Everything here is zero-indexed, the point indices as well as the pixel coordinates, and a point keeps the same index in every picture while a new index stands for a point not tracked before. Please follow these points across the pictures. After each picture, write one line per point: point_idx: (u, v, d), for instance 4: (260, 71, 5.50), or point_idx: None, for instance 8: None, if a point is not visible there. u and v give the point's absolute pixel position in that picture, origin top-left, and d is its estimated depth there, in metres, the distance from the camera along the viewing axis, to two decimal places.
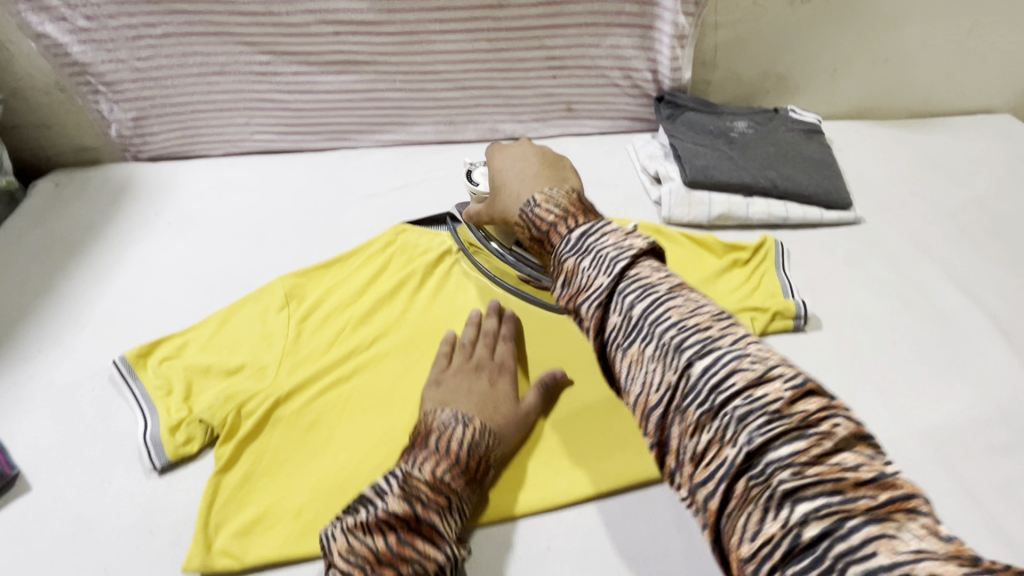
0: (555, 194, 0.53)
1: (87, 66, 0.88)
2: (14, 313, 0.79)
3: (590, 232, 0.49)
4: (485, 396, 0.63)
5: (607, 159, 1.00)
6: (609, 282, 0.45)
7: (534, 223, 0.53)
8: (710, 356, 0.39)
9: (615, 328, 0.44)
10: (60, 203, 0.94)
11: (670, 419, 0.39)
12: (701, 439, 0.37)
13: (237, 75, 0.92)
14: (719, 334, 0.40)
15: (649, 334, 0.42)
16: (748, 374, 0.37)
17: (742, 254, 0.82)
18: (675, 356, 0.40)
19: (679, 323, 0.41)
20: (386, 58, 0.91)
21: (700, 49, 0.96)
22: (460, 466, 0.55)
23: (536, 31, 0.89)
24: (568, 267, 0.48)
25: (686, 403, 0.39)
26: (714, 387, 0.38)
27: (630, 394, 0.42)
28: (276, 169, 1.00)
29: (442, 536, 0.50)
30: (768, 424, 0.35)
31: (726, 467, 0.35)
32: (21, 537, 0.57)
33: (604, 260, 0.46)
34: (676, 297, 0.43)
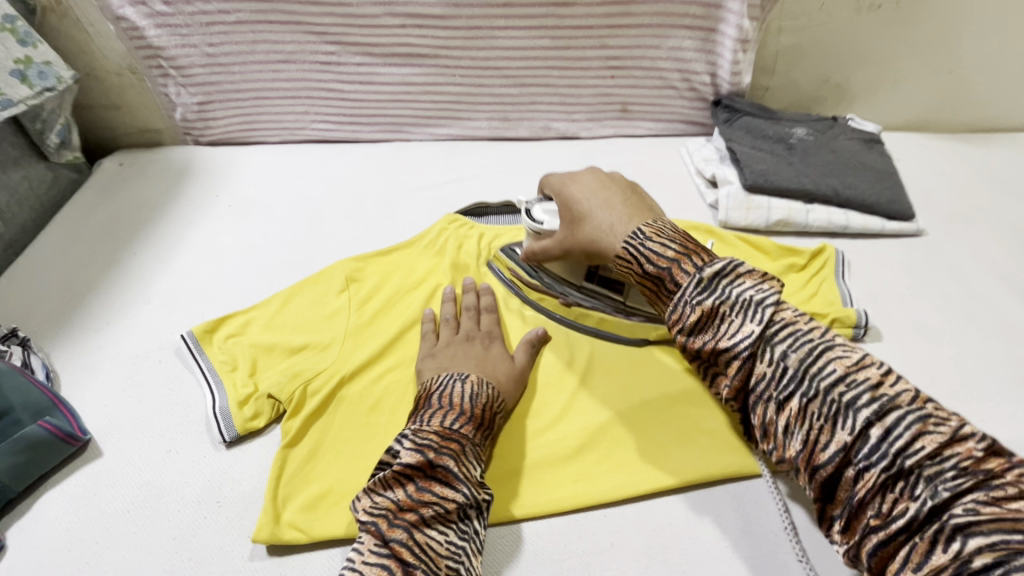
0: (664, 228, 0.55)
1: (160, 50, 0.91)
2: (82, 285, 0.81)
3: (722, 272, 0.50)
4: (484, 360, 0.65)
5: (659, 161, 0.99)
6: (756, 329, 0.47)
7: (647, 259, 0.54)
8: (890, 415, 0.41)
9: (765, 378, 0.47)
10: (125, 181, 0.97)
11: (842, 470, 0.43)
12: (878, 496, 0.41)
13: (302, 63, 0.93)
14: (886, 385, 0.42)
15: (810, 387, 0.44)
16: (934, 437, 0.40)
17: (796, 257, 0.82)
18: (847, 415, 0.42)
19: (846, 378, 0.43)
20: (448, 52, 0.92)
21: (761, 54, 0.95)
22: (467, 415, 0.57)
23: (599, 31, 0.90)
24: (704, 309, 0.49)
25: (859, 460, 0.42)
26: (898, 450, 0.40)
27: (788, 446, 0.45)
28: (332, 158, 1.01)
29: (460, 478, 0.51)
30: (957, 479, 0.38)
31: (907, 519, 0.39)
32: (94, 499, 0.59)
33: (745, 304, 0.48)
34: (835, 348, 0.46)
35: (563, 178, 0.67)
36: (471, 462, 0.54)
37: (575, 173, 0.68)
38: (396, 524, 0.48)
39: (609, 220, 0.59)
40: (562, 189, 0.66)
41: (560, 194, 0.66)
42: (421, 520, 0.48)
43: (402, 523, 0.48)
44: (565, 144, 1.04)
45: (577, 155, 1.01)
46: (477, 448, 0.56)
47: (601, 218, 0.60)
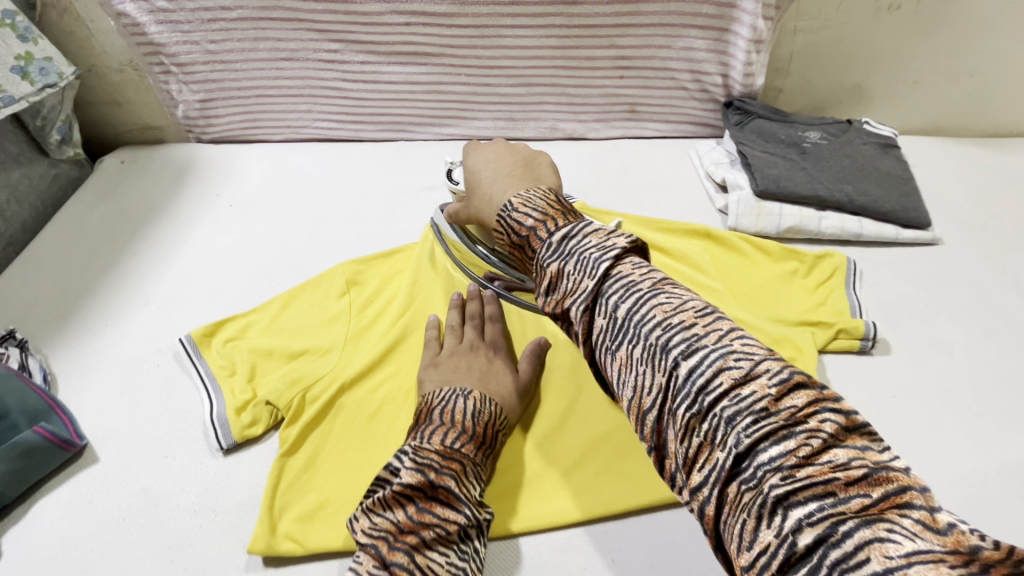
0: (532, 196, 0.49)
1: (162, 47, 0.90)
2: (82, 284, 0.80)
3: (571, 234, 0.44)
4: (490, 374, 0.63)
5: (668, 164, 0.97)
6: (591, 286, 0.40)
7: (513, 229, 0.49)
8: (695, 355, 0.35)
9: (598, 329, 0.40)
10: (126, 179, 0.96)
11: (663, 422, 0.36)
12: (694, 446, 0.34)
13: (305, 61, 0.92)
14: (700, 326, 0.37)
15: (632, 334, 0.38)
16: (734, 374, 0.34)
17: (799, 261, 0.80)
18: (663, 359, 0.36)
19: (663, 321, 0.37)
20: (454, 51, 0.91)
21: (775, 54, 0.93)
22: (468, 433, 0.56)
23: (609, 30, 0.88)
24: (552, 272, 0.43)
25: (674, 408, 0.35)
26: (700, 389, 0.34)
27: (620, 396, 0.39)
28: (335, 157, 1.00)
29: (461, 499, 0.50)
30: (757, 424, 0.32)
31: (716, 470, 0.33)
32: (89, 506, 0.58)
33: (589, 263, 0.41)
34: (663, 293, 0.39)
35: (470, 149, 0.64)
36: (472, 482, 0.53)
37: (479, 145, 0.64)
38: (396, 547, 0.47)
39: (492, 190, 0.56)
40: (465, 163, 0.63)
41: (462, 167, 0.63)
42: (422, 543, 0.47)
43: (403, 546, 0.47)
44: (572, 145, 1.02)
45: (583, 156, 0.99)
46: (478, 468, 0.55)
47: (487, 191, 0.56)
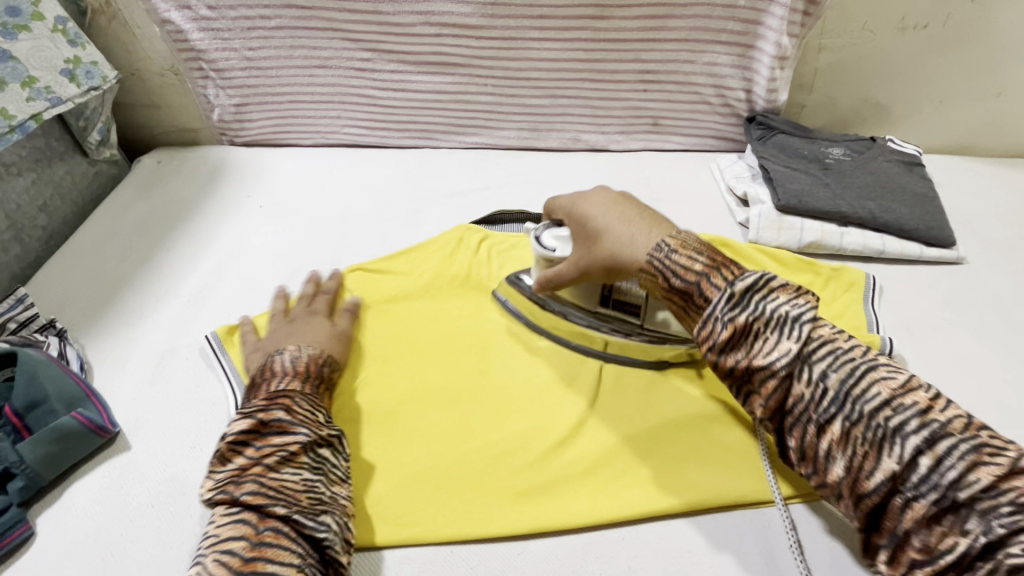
0: (689, 240, 0.55)
1: (202, 53, 0.94)
2: (116, 278, 0.83)
3: (756, 289, 0.49)
4: (299, 333, 0.68)
5: (689, 176, 0.98)
6: (796, 348, 0.47)
7: (675, 272, 0.53)
8: (944, 443, 0.42)
9: (803, 401, 0.47)
10: (161, 179, 0.99)
11: (891, 501, 0.44)
12: (930, 531, 0.42)
13: (338, 69, 0.95)
14: (936, 411, 0.43)
15: (854, 413, 0.45)
16: (992, 470, 0.40)
17: (815, 273, 0.80)
18: (897, 443, 0.43)
19: (891, 401, 0.44)
20: (482, 62, 0.93)
21: (798, 71, 0.94)
22: (292, 374, 0.61)
23: (634, 44, 0.89)
24: (739, 327, 0.48)
25: (911, 492, 0.42)
26: (951, 481, 0.41)
27: (830, 470, 0.46)
28: (362, 162, 1.02)
29: (291, 422, 0.55)
30: (1014, 515, 0.39)
31: (957, 555, 0.41)
32: (120, 492, 0.60)
33: (787, 323, 0.48)
34: (876, 367, 0.46)
35: (571, 197, 0.65)
36: (307, 408, 0.58)
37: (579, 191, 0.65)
38: (242, 482, 0.50)
39: (631, 233, 0.57)
40: (575, 205, 0.63)
41: (572, 211, 0.63)
42: (267, 468, 0.51)
43: (249, 478, 0.51)
44: (593, 157, 1.03)
45: (604, 168, 1.00)
46: (311, 397, 0.59)
47: (619, 235, 0.58)
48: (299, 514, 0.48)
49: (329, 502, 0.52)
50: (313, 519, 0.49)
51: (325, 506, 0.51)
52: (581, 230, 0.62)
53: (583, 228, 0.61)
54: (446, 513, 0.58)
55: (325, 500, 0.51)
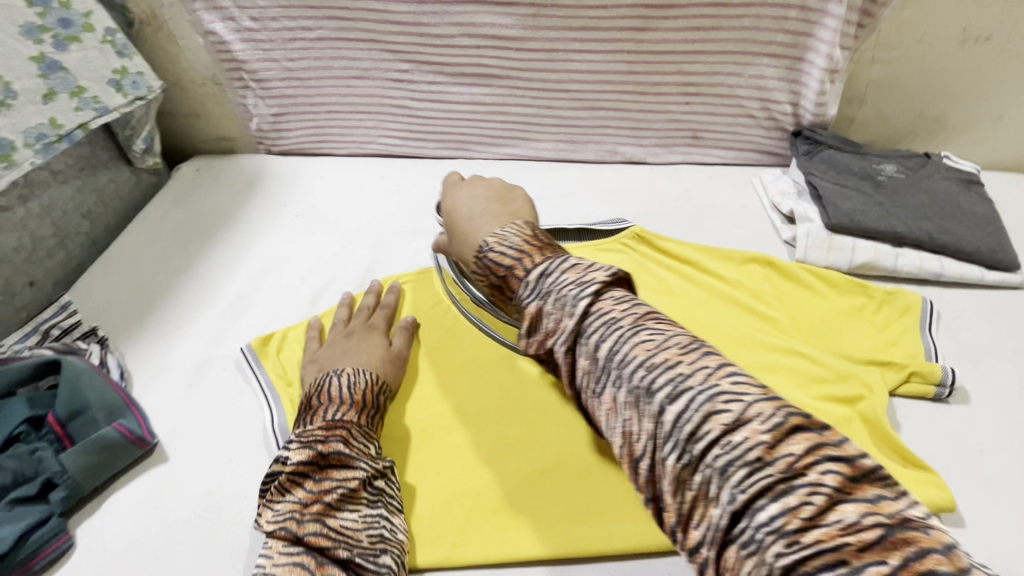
0: (507, 234, 0.52)
1: (244, 63, 0.95)
2: (156, 286, 0.84)
3: (547, 272, 0.47)
4: (352, 352, 0.68)
5: (731, 191, 0.95)
6: (574, 325, 0.43)
7: (489, 269, 0.51)
8: (681, 399, 0.36)
9: (585, 372, 0.43)
10: (199, 186, 1.00)
11: (655, 471, 0.38)
12: (684, 498, 0.36)
13: (376, 80, 0.95)
14: (684, 364, 0.38)
15: (613, 376, 0.40)
16: (723, 419, 0.35)
17: (868, 296, 0.76)
18: (646, 400, 0.38)
19: (644, 360, 0.39)
20: (521, 73, 0.92)
21: (850, 84, 0.90)
22: (350, 403, 0.61)
23: (678, 56, 0.87)
24: (531, 313, 0.46)
25: (664, 456, 0.37)
26: (687, 436, 0.36)
27: (612, 444, 0.41)
28: (396, 172, 1.02)
29: (351, 457, 0.56)
30: (751, 477, 0.33)
31: (714, 531, 0.34)
32: (158, 505, 0.60)
33: (567, 299, 0.44)
34: (642, 329, 0.41)
35: (443, 191, 0.65)
36: (362, 441, 0.58)
37: (456, 184, 0.65)
38: (305, 520, 0.51)
39: (472, 228, 0.57)
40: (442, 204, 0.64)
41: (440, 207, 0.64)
42: (328, 507, 0.52)
43: (312, 518, 0.52)
44: (631, 170, 1.01)
45: (642, 181, 0.98)
46: (366, 428, 0.60)
47: (466, 230, 0.58)
48: (360, 557, 0.50)
49: (389, 539, 0.53)
50: (375, 561, 0.50)
51: (385, 545, 0.52)
52: (446, 230, 0.61)
53: (446, 224, 0.62)
54: (481, 533, 0.58)
55: (384, 538, 0.53)
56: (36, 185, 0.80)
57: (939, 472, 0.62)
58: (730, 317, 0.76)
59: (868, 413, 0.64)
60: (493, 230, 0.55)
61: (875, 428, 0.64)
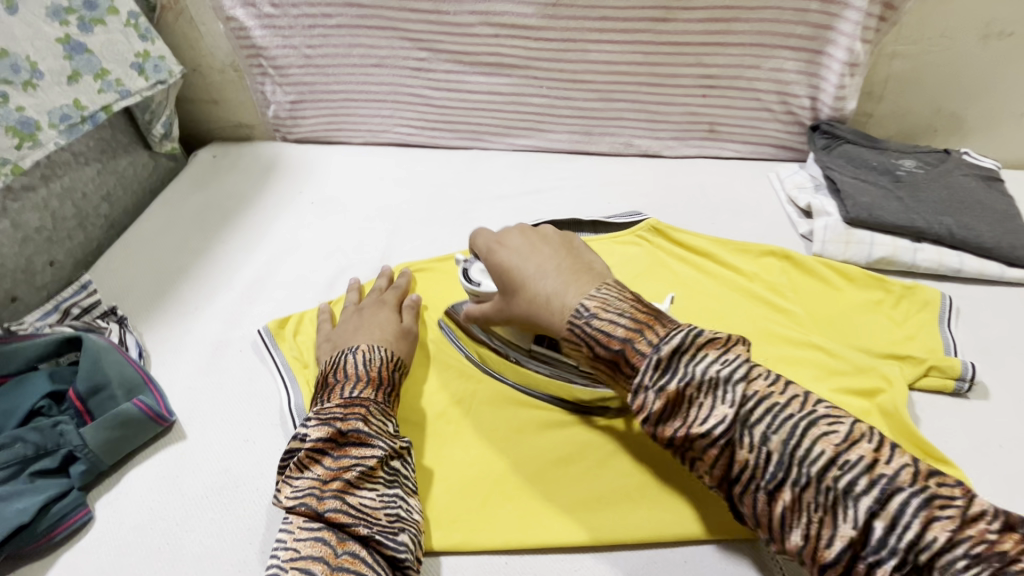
0: (610, 300, 0.51)
1: (263, 50, 0.95)
2: (173, 269, 0.85)
3: (681, 350, 0.46)
4: (364, 327, 0.68)
5: (746, 185, 0.95)
6: (730, 412, 0.43)
7: (598, 340, 0.49)
8: (895, 499, 0.39)
9: (750, 467, 0.43)
10: (216, 173, 1.01)
11: (855, 571, 0.39)
12: None
13: (394, 68, 0.95)
14: (883, 463, 0.40)
15: (803, 476, 0.41)
16: (946, 523, 0.38)
17: (885, 291, 0.76)
18: (851, 506, 0.39)
19: (836, 458, 0.41)
20: (539, 63, 0.92)
21: (869, 79, 0.90)
22: (366, 381, 0.60)
23: (697, 48, 0.87)
24: (670, 396, 0.45)
25: (871, 557, 0.39)
26: (908, 544, 0.38)
27: (788, 543, 0.42)
28: (411, 161, 1.02)
29: (370, 435, 0.55)
30: (975, 573, 0.36)
31: None
32: (176, 482, 0.60)
33: (713, 382, 0.44)
34: (815, 420, 0.43)
35: (488, 244, 0.62)
36: (381, 419, 0.58)
37: (501, 235, 0.63)
38: (325, 496, 0.51)
39: (553, 289, 0.54)
40: (490, 260, 0.61)
41: (487, 261, 0.61)
42: (348, 484, 0.52)
43: (332, 494, 0.51)
44: (646, 162, 1.01)
45: (658, 174, 0.98)
46: (383, 406, 0.59)
47: (535, 290, 0.56)
48: (379, 534, 0.50)
49: (407, 519, 0.52)
50: (393, 539, 0.50)
51: (403, 524, 0.52)
52: (506, 286, 0.59)
53: (499, 283, 0.60)
54: (498, 517, 0.58)
55: (402, 518, 0.52)
56: (58, 166, 0.81)
57: (959, 466, 0.61)
58: (746, 310, 0.76)
59: (887, 406, 0.64)
60: (573, 293, 0.53)
61: (895, 422, 0.63)
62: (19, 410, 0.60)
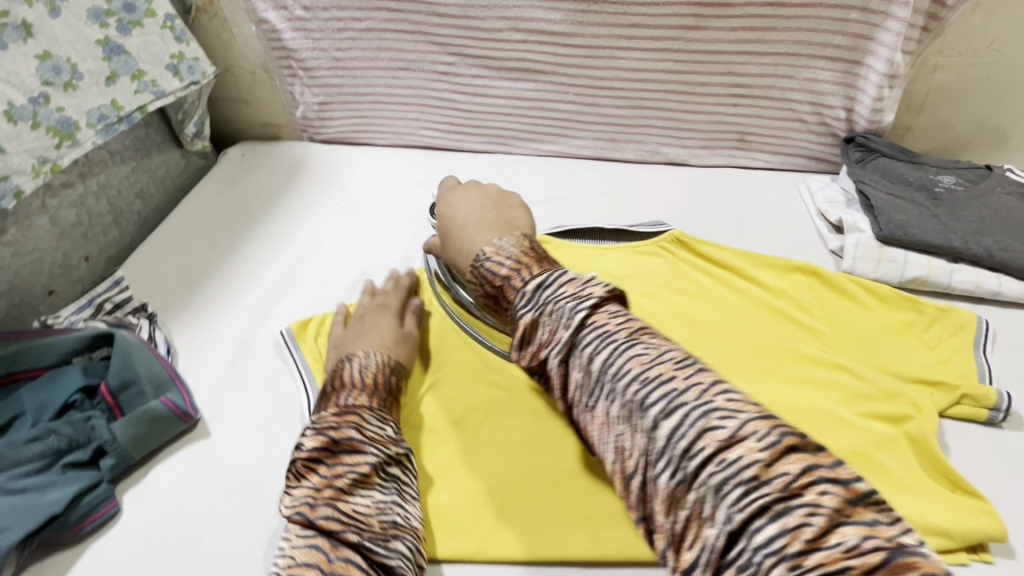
0: (504, 246, 0.59)
1: (293, 52, 0.96)
2: (202, 267, 0.87)
3: (545, 284, 0.53)
4: (365, 333, 0.69)
5: (776, 197, 0.93)
6: (567, 336, 0.48)
7: (488, 278, 0.59)
8: (676, 415, 0.40)
9: (578, 385, 0.47)
10: (245, 172, 1.03)
11: (647, 485, 0.41)
12: (676, 514, 0.38)
13: (421, 72, 0.95)
14: (680, 381, 0.41)
15: (607, 389, 0.45)
16: (716, 436, 0.37)
17: (918, 312, 0.74)
18: (639, 415, 0.42)
19: (638, 374, 0.43)
20: (566, 69, 0.91)
21: (908, 91, 0.86)
22: (361, 388, 0.61)
23: (729, 56, 0.85)
24: (526, 323, 0.52)
25: (654, 473, 0.40)
26: (682, 451, 0.38)
27: (606, 459, 0.45)
28: (435, 164, 1.02)
29: (362, 441, 0.56)
30: (746, 496, 0.35)
31: (708, 551, 0.36)
32: (200, 478, 0.62)
33: (563, 313, 0.49)
34: (637, 345, 0.45)
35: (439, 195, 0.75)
36: (375, 425, 0.58)
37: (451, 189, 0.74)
38: (318, 504, 0.51)
39: (465, 236, 0.66)
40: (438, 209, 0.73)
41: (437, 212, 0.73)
42: (341, 491, 0.52)
43: (323, 502, 0.51)
44: (672, 171, 0.99)
45: (684, 183, 0.96)
46: (378, 412, 0.60)
47: (460, 235, 0.66)
48: (369, 541, 0.49)
49: (401, 526, 0.52)
50: (385, 547, 0.50)
51: (397, 531, 0.52)
52: (442, 232, 0.70)
53: (440, 229, 0.71)
54: (510, 530, 0.58)
55: (396, 525, 0.52)
56: (95, 164, 0.83)
57: (990, 500, 0.59)
58: (771, 327, 0.74)
59: (916, 434, 0.62)
60: (482, 237, 0.63)
61: (923, 450, 0.61)
62: (54, 402, 0.62)
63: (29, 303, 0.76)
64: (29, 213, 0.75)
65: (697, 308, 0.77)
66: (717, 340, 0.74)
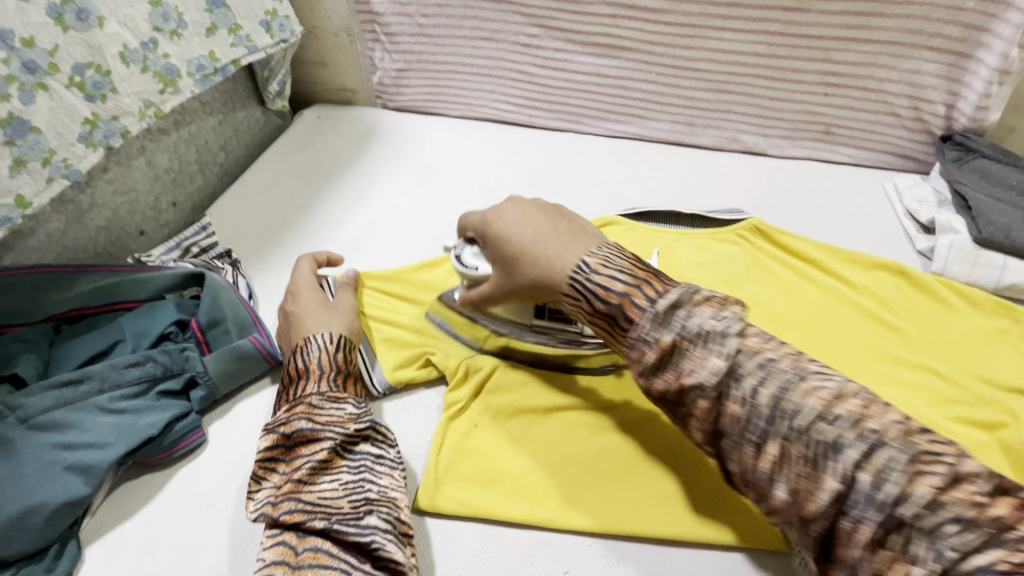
0: (610, 259, 0.53)
1: (379, 16, 0.98)
2: (280, 221, 0.89)
3: (677, 304, 0.48)
4: (313, 312, 0.66)
5: (859, 194, 0.89)
6: (723, 365, 0.44)
7: (596, 296, 0.51)
8: (877, 453, 0.38)
9: (736, 418, 0.43)
10: (319, 133, 1.05)
11: (835, 524, 0.39)
12: (874, 556, 0.37)
13: (503, 43, 0.95)
14: (870, 417, 0.40)
15: (788, 427, 0.41)
16: (929, 480, 0.37)
17: (1014, 319, 0.70)
18: (833, 456, 0.39)
19: (823, 412, 0.41)
20: (653, 47, 0.89)
21: (1018, 89, 0.82)
22: (315, 374, 0.60)
23: (828, 42, 0.82)
24: (660, 347, 0.47)
25: (853, 512, 0.38)
26: (890, 495, 0.37)
27: (774, 496, 0.42)
28: (507, 138, 1.02)
29: (314, 430, 0.55)
30: (962, 534, 0.35)
31: None
32: None
33: (709, 338, 0.45)
34: (808, 377, 0.43)
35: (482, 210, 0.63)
36: (329, 408, 0.57)
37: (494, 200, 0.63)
38: (280, 500, 0.51)
39: (549, 251, 0.56)
40: (485, 221, 0.62)
41: (485, 233, 0.61)
42: (301, 482, 0.52)
43: (285, 497, 0.51)
44: (749, 160, 0.96)
45: (761, 172, 0.94)
46: (331, 394, 0.58)
47: (537, 255, 0.56)
48: (339, 523, 0.49)
49: (376, 499, 0.52)
50: (357, 525, 0.49)
51: (370, 506, 0.51)
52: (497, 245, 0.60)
53: (502, 249, 0.59)
54: (587, 501, 0.58)
55: (369, 501, 0.52)
56: (188, 113, 0.86)
57: None
58: (855, 323, 0.72)
59: (1011, 442, 0.60)
60: (573, 249, 0.55)
61: (1016, 458, 0.59)
62: (151, 333, 0.66)
63: (123, 241, 0.80)
64: (130, 154, 0.78)
65: (777, 299, 0.75)
66: (796, 333, 0.71)
